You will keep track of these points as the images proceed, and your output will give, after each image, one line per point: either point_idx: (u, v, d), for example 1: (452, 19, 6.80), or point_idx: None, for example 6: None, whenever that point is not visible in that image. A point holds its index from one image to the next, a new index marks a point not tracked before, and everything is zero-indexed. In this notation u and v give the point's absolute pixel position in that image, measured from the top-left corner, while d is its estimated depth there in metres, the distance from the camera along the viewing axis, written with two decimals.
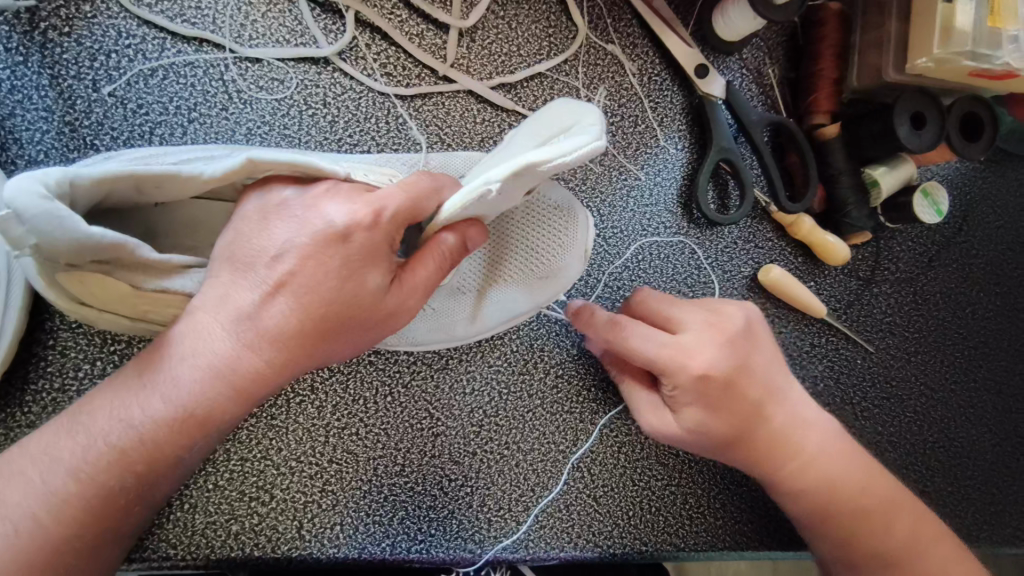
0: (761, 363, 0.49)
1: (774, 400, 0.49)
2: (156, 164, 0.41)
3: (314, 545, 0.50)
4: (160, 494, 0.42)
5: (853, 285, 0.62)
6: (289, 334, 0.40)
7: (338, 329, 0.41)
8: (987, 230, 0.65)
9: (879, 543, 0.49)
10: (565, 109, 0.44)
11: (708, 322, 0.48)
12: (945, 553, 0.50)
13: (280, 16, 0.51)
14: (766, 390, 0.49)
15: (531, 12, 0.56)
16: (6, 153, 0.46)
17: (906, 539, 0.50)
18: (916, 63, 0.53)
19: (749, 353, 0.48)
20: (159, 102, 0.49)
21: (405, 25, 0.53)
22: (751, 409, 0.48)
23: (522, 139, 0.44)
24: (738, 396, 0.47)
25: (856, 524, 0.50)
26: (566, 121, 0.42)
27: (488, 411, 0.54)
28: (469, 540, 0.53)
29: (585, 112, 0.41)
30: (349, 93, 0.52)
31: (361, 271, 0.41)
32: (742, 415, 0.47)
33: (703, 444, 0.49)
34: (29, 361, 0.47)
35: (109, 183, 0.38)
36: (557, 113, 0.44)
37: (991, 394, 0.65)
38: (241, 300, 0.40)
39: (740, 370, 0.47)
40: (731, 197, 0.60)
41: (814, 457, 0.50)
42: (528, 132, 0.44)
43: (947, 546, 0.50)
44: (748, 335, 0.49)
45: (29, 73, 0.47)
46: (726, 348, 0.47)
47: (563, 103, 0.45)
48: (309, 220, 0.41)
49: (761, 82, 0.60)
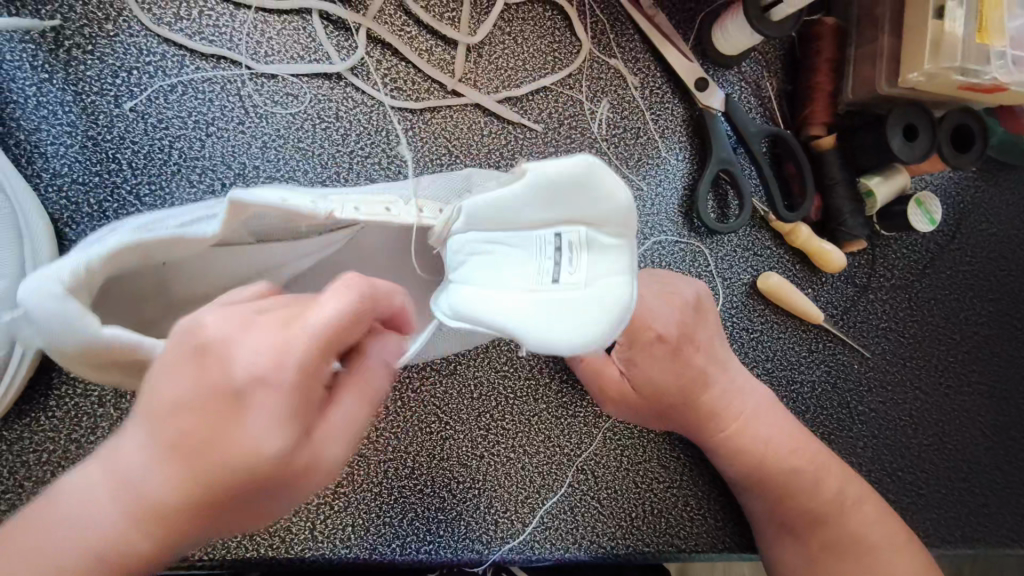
0: (704, 336, 0.56)
1: (716, 367, 0.56)
2: (161, 226, 0.37)
3: (326, 545, 0.52)
4: None
5: (849, 291, 0.64)
6: (185, 508, 0.27)
7: (235, 500, 0.27)
8: (980, 238, 0.67)
9: (809, 501, 0.55)
10: (588, 176, 0.34)
11: (665, 293, 0.54)
12: (868, 512, 0.56)
13: (294, 33, 0.53)
14: (710, 358, 0.56)
15: (536, 27, 0.58)
16: (32, 166, 0.48)
17: (838, 503, 0.55)
18: (908, 77, 0.56)
19: (696, 327, 0.55)
20: (178, 117, 0.50)
21: (415, 41, 0.55)
22: (697, 374, 0.55)
23: (526, 203, 0.35)
24: (683, 360, 0.54)
25: (789, 485, 0.55)
26: (584, 210, 0.34)
27: (495, 416, 0.56)
28: (476, 541, 0.54)
29: (613, 201, 0.34)
30: (361, 108, 0.54)
31: (285, 420, 0.27)
32: (684, 380, 0.54)
33: (651, 409, 0.55)
34: (52, 367, 0.49)
35: (120, 259, 0.35)
36: (575, 177, 0.34)
37: (984, 398, 0.67)
38: (124, 467, 0.27)
39: (686, 337, 0.54)
40: (731, 207, 0.61)
41: (751, 419, 0.56)
42: (536, 191, 0.35)
43: (869, 505, 0.56)
44: (698, 311, 0.55)
45: (54, 90, 0.49)
46: (679, 315, 0.54)
47: (581, 163, 0.34)
48: (222, 361, 0.27)
49: (759, 94, 0.62)
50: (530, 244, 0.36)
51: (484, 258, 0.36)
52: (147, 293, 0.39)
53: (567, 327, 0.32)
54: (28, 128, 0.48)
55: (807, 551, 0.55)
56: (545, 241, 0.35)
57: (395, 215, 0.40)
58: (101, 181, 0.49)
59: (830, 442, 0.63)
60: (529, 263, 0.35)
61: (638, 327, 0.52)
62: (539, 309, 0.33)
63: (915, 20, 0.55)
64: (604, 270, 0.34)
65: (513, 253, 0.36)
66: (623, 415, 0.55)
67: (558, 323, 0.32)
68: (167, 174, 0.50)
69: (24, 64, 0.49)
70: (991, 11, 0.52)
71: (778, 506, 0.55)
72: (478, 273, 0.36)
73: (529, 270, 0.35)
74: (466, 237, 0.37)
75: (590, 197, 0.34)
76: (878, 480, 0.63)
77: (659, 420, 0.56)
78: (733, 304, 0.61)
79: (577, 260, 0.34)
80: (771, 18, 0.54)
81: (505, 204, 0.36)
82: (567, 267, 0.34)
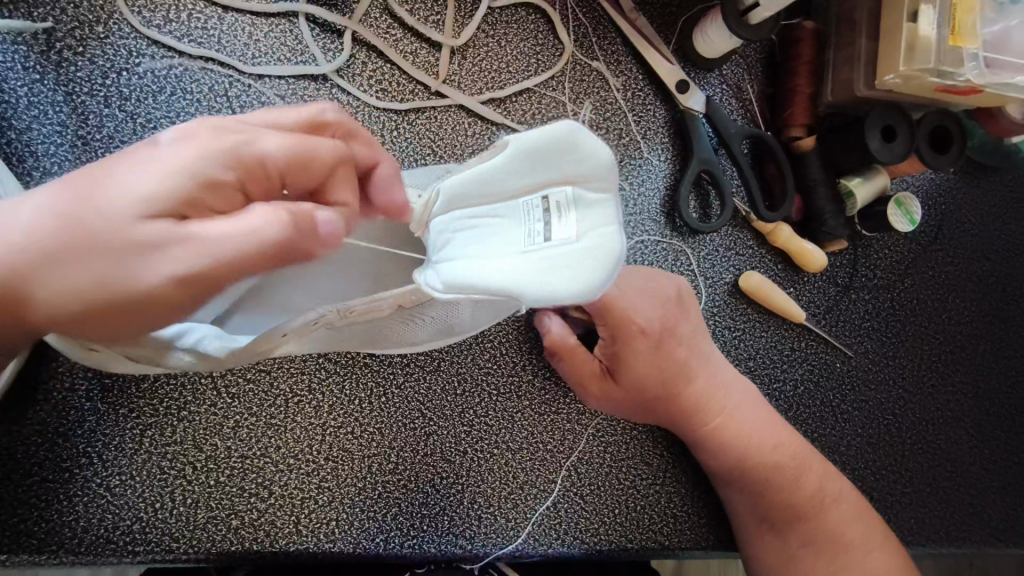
0: (687, 330, 0.56)
1: (698, 362, 0.56)
2: None
3: (311, 540, 0.53)
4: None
5: (831, 291, 0.65)
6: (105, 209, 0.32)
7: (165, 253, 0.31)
8: (963, 238, 0.68)
9: (787, 495, 0.56)
10: (569, 139, 0.36)
11: (648, 288, 0.55)
12: (846, 509, 0.56)
13: (281, 35, 0.54)
14: (692, 353, 0.56)
15: (519, 30, 0.59)
16: (22, 165, 0.49)
17: (815, 497, 0.56)
18: (884, 80, 0.57)
19: (678, 321, 0.56)
20: (167, 117, 0.52)
21: (400, 43, 0.57)
22: (678, 368, 0.56)
23: (509, 172, 0.38)
24: (665, 353, 0.55)
25: (768, 479, 0.56)
26: (564, 169, 0.37)
27: (479, 412, 0.57)
28: (460, 536, 0.55)
29: (591, 157, 0.36)
30: (347, 108, 0.55)
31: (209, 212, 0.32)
32: (667, 373, 0.55)
33: (637, 403, 0.55)
34: (42, 360, 0.50)
35: None
36: (556, 141, 0.36)
37: (967, 397, 0.67)
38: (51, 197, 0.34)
39: (669, 331, 0.55)
40: (713, 207, 0.62)
41: (735, 412, 0.56)
42: (517, 158, 0.38)
43: (847, 503, 0.56)
44: (679, 305, 0.56)
45: (46, 91, 0.50)
46: (660, 309, 0.55)
47: (559, 128, 0.37)
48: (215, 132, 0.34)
49: (740, 97, 0.63)
50: (517, 211, 0.38)
51: (472, 233, 0.40)
52: None
53: (565, 278, 0.34)
54: (19, 127, 0.49)
55: (783, 546, 0.56)
56: (530, 206, 0.38)
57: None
58: None
59: (813, 440, 0.63)
60: (519, 229, 0.38)
61: (622, 322, 0.53)
62: (533, 266, 0.35)
63: (892, 23, 0.56)
64: (595, 221, 0.35)
65: (502, 223, 0.39)
66: (610, 408, 0.55)
67: (551, 274, 0.34)
68: None
69: (17, 65, 0.50)
70: (965, 15, 0.53)
71: (759, 502, 0.56)
72: (469, 248, 0.39)
73: (520, 235, 0.37)
74: (453, 217, 0.41)
75: (570, 155, 0.36)
76: (862, 478, 0.64)
77: (647, 414, 0.56)
78: (716, 303, 0.62)
79: (565, 217, 0.36)
80: (749, 21, 0.55)
81: (489, 176, 0.39)
82: (556, 226, 0.36)
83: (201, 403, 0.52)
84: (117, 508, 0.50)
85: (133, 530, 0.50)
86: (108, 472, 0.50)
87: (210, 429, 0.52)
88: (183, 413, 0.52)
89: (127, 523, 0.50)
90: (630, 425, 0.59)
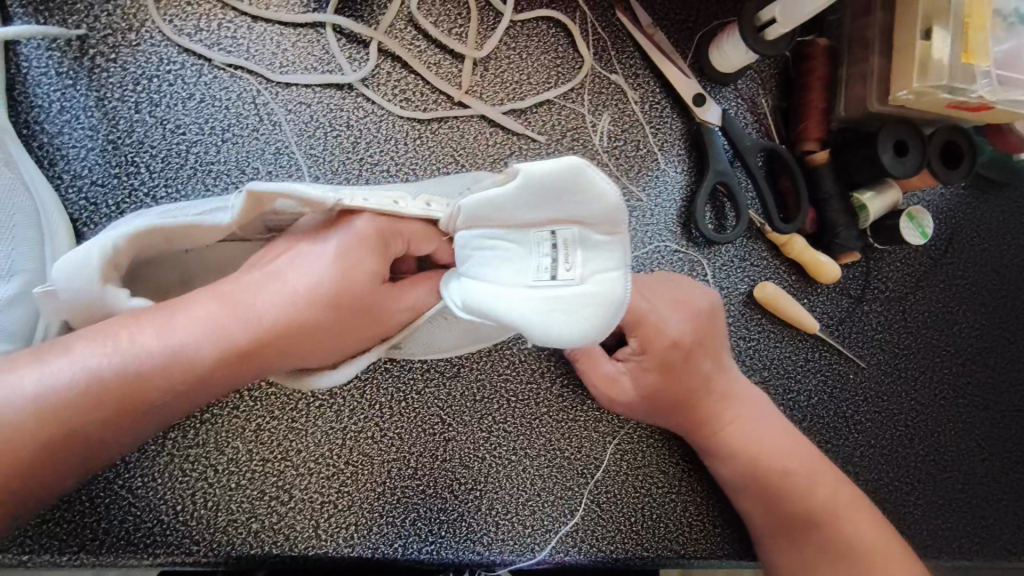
0: (714, 345, 0.56)
1: (720, 372, 0.57)
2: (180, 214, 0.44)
3: (330, 544, 0.53)
4: (186, 400, 0.41)
5: (844, 302, 0.65)
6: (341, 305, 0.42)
7: (357, 332, 0.43)
8: (973, 252, 0.69)
9: (807, 500, 0.56)
10: (575, 180, 0.34)
11: (677, 302, 0.55)
12: (862, 517, 0.56)
13: (309, 45, 0.55)
14: (715, 364, 0.56)
15: (540, 44, 0.60)
16: (54, 168, 0.50)
17: (833, 508, 0.56)
18: (898, 95, 0.58)
19: (706, 334, 0.55)
20: (196, 123, 0.53)
21: (424, 54, 0.58)
22: (702, 380, 0.55)
23: (520, 204, 0.36)
24: (690, 366, 0.55)
25: (784, 485, 0.56)
26: (572, 209, 0.35)
27: (497, 418, 0.57)
28: (478, 543, 0.55)
29: (601, 202, 0.33)
30: (371, 117, 0.56)
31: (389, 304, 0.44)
32: (688, 381, 0.55)
33: (660, 409, 0.56)
34: None
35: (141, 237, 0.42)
36: (566, 182, 0.34)
37: (978, 410, 0.68)
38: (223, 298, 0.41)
39: (697, 344, 0.55)
40: (728, 218, 0.63)
41: (750, 420, 0.57)
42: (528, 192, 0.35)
43: (864, 514, 0.57)
44: (711, 317, 0.56)
45: (78, 96, 0.51)
46: (690, 322, 0.55)
47: (564, 165, 0.34)
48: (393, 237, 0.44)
49: (754, 110, 0.65)
50: (527, 242, 0.37)
51: (486, 255, 0.39)
52: (171, 272, 0.47)
53: (564, 322, 0.33)
54: (51, 131, 0.51)
55: (800, 558, 0.56)
56: (541, 239, 0.36)
57: (402, 208, 0.43)
58: (119, 183, 0.51)
59: (826, 451, 0.64)
60: (528, 261, 0.36)
61: (649, 334, 0.53)
62: (537, 303, 0.35)
63: (905, 40, 0.57)
64: (600, 266, 0.34)
65: (514, 249, 0.38)
66: (631, 414, 0.56)
67: (555, 315, 0.34)
68: (183, 178, 0.52)
69: (50, 71, 0.51)
70: (976, 32, 0.53)
71: (777, 508, 0.56)
72: (483, 269, 0.39)
73: (527, 266, 0.36)
74: (472, 233, 0.40)
75: (576, 195, 0.34)
76: (875, 489, 0.64)
77: (668, 418, 0.56)
78: (731, 313, 0.63)
79: (572, 259, 0.35)
80: (764, 38, 0.57)
81: (501, 205, 0.37)
82: (564, 266, 0.35)
83: (223, 406, 0.52)
84: (140, 509, 0.50)
85: (154, 532, 0.50)
86: (130, 474, 0.50)
87: (232, 432, 0.52)
88: (205, 416, 0.52)
89: (148, 525, 0.50)
90: (646, 432, 0.59)
